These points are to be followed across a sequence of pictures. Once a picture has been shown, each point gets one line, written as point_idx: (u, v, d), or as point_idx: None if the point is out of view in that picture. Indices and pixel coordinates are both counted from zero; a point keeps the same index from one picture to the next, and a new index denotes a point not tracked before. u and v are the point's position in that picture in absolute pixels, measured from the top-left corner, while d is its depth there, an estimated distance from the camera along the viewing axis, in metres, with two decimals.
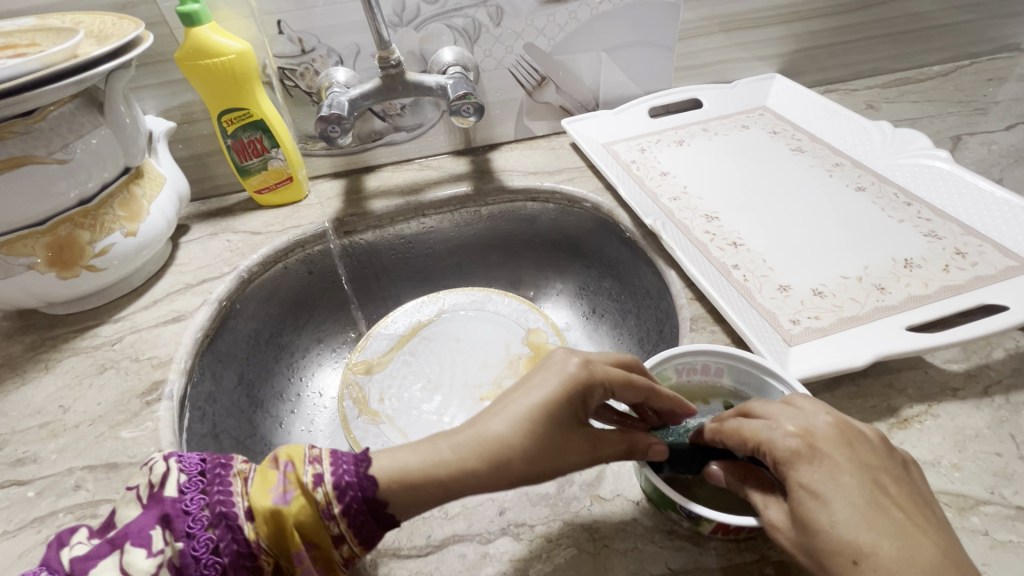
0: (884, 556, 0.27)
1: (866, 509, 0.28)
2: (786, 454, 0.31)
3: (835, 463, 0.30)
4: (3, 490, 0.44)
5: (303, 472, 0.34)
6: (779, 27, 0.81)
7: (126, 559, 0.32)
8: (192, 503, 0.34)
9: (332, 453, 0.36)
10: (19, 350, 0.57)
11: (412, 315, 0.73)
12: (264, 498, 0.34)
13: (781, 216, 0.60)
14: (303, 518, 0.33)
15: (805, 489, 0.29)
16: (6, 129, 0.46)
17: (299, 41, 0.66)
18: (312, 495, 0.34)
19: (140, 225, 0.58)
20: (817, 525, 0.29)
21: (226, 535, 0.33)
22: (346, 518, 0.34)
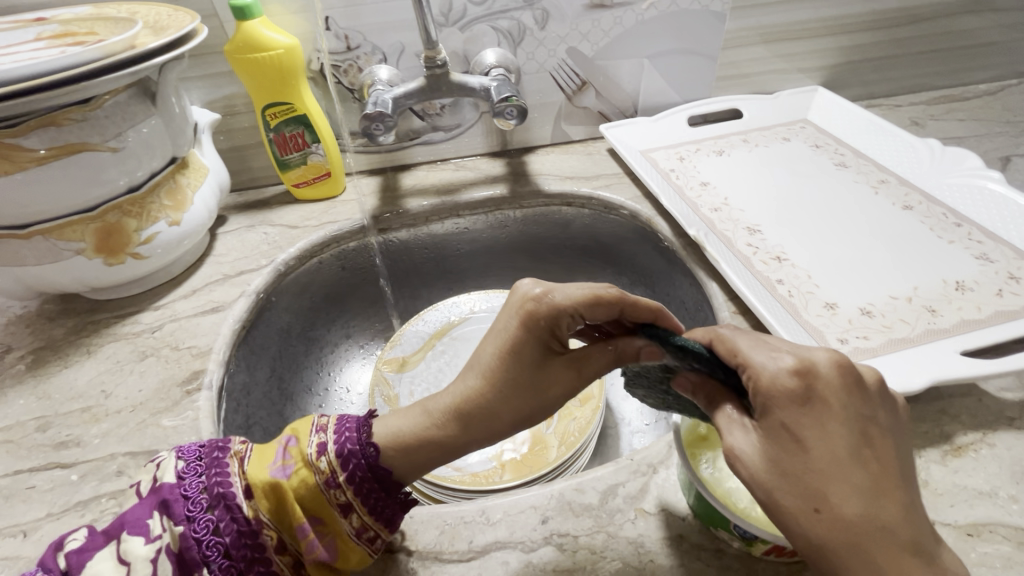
0: (849, 509, 0.26)
1: (845, 461, 0.26)
2: (774, 387, 0.28)
3: (827, 409, 0.27)
4: (46, 471, 0.45)
5: (304, 444, 0.36)
6: (825, 39, 0.80)
7: (124, 550, 0.32)
8: (189, 488, 0.35)
9: (336, 425, 0.38)
10: (61, 333, 0.58)
11: (444, 315, 0.73)
12: (263, 472, 0.35)
13: (825, 231, 0.59)
14: (304, 487, 0.35)
15: (784, 426, 0.28)
16: (64, 116, 0.47)
17: (345, 38, 0.66)
18: (313, 464, 0.36)
19: (184, 215, 0.59)
20: (789, 467, 0.27)
21: (226, 516, 0.34)
22: (350, 486, 0.36)
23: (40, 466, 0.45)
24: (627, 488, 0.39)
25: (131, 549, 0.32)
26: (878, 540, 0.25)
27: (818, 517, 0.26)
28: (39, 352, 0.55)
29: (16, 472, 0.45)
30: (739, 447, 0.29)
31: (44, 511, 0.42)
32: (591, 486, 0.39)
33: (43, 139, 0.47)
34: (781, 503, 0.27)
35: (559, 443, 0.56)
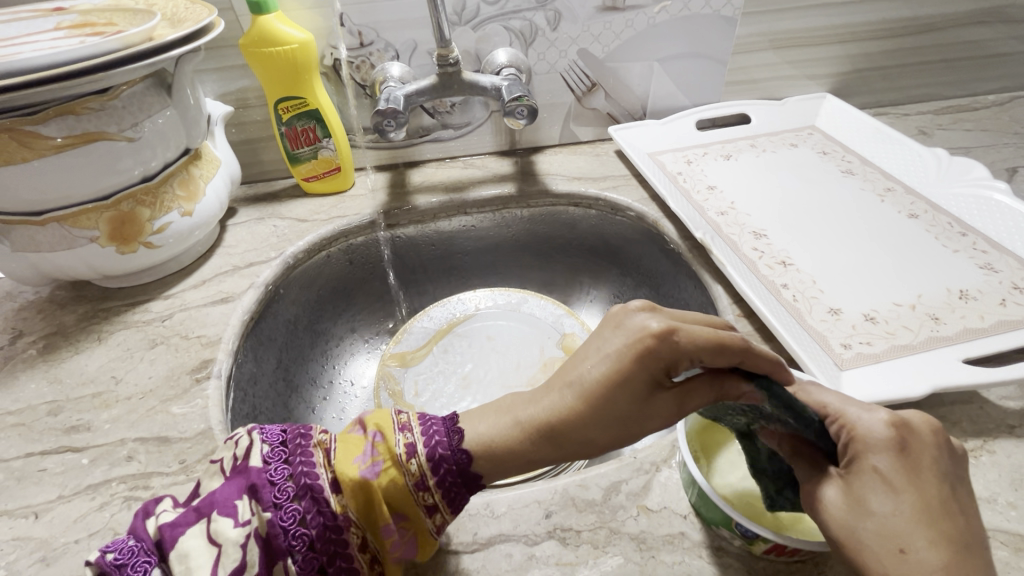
0: (934, 551, 0.28)
1: (931, 509, 0.29)
2: (868, 436, 0.32)
3: (918, 462, 0.31)
4: (57, 455, 0.45)
5: (393, 444, 0.36)
6: (834, 47, 0.80)
7: (215, 530, 0.33)
8: (276, 475, 0.35)
9: (419, 423, 0.38)
10: (73, 319, 0.58)
11: (449, 311, 0.74)
12: (352, 469, 0.35)
13: (832, 238, 0.59)
14: (395, 488, 0.35)
15: (876, 472, 0.31)
16: (82, 105, 0.48)
17: (358, 35, 0.67)
18: (404, 466, 0.36)
19: (196, 206, 0.60)
20: (876, 507, 0.30)
21: (312, 507, 0.34)
22: (440, 488, 0.36)
23: (51, 450, 0.45)
24: (630, 485, 0.40)
25: (222, 531, 0.33)
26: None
27: (906, 557, 0.28)
28: (50, 338, 0.56)
29: (28, 455, 0.45)
30: (828, 490, 0.32)
31: (55, 493, 0.42)
32: (595, 482, 0.40)
33: (60, 127, 0.47)
34: (864, 539, 0.30)
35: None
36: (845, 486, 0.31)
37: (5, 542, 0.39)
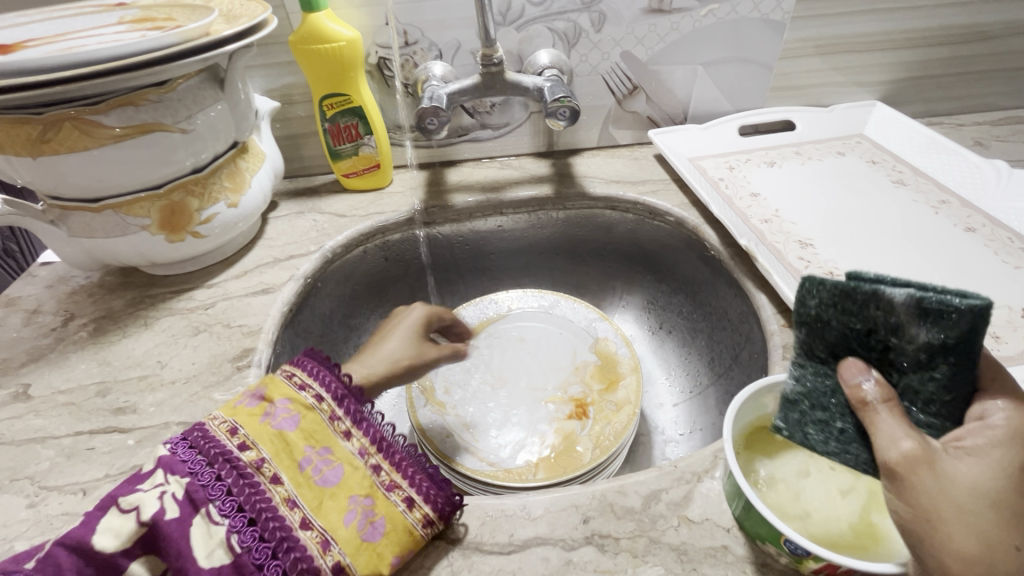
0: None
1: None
2: (1019, 433, 0.29)
3: None
4: (105, 434, 0.47)
5: (301, 397, 0.39)
6: (888, 53, 0.78)
7: (125, 502, 0.33)
8: (186, 453, 0.35)
9: (313, 377, 0.41)
10: (121, 304, 0.60)
11: (482, 310, 0.73)
12: (265, 425, 0.37)
13: (882, 250, 0.57)
14: (314, 428, 0.38)
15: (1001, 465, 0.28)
16: (141, 96, 0.49)
17: (404, 34, 0.67)
18: (317, 408, 0.39)
19: (241, 198, 0.61)
20: (986, 493, 0.27)
21: (227, 464, 0.35)
22: (350, 417, 0.40)
23: (99, 430, 0.47)
24: (670, 494, 0.39)
25: (133, 498, 0.33)
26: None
27: (1006, 550, 0.26)
28: (100, 321, 0.58)
29: (78, 433, 0.47)
30: (943, 456, 0.29)
31: (102, 472, 0.44)
32: (634, 490, 0.39)
33: (120, 118, 0.49)
34: (959, 519, 0.27)
35: (595, 448, 0.56)
36: (966, 462, 0.28)
37: (55, 517, 0.41)
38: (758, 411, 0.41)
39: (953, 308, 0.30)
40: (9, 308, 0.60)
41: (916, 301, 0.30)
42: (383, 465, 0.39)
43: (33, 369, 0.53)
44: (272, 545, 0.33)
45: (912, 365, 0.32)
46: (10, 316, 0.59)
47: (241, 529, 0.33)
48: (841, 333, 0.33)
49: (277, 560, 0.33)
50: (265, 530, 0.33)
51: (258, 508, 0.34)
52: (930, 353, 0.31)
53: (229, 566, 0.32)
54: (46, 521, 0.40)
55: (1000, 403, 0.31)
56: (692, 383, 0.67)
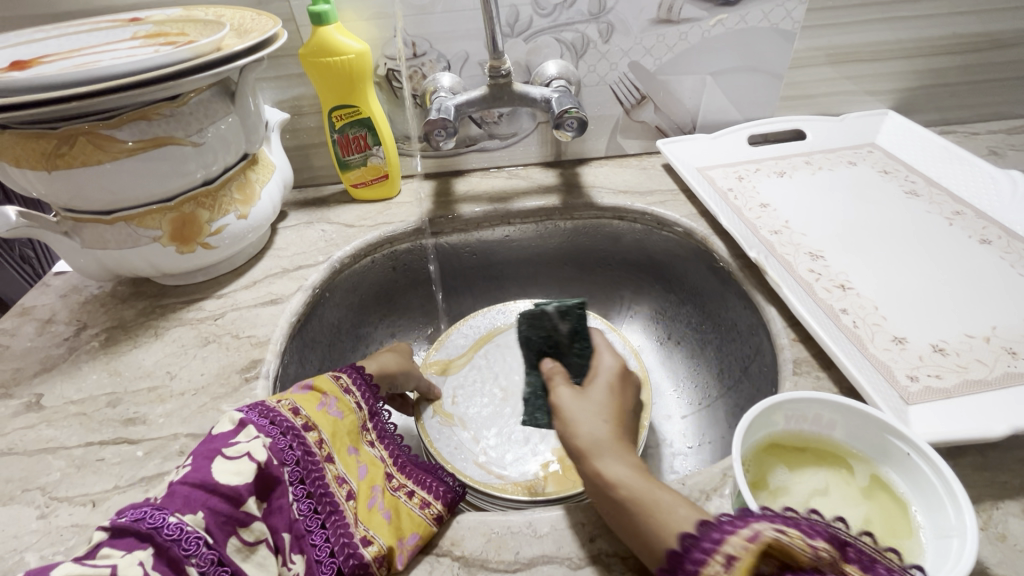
0: (611, 432, 0.39)
1: (618, 412, 0.41)
2: (616, 371, 0.45)
3: (625, 389, 0.44)
4: (115, 445, 0.47)
5: (347, 399, 0.45)
6: (901, 62, 0.77)
7: (234, 450, 0.36)
8: (266, 421, 0.39)
9: (354, 384, 0.47)
10: (132, 314, 0.61)
11: (491, 319, 0.73)
12: (322, 412, 0.43)
13: (895, 261, 0.57)
14: (351, 428, 0.45)
15: (604, 387, 0.43)
16: (154, 111, 0.50)
17: (412, 45, 0.68)
18: (356, 413, 0.46)
19: (251, 209, 0.62)
20: (592, 403, 0.41)
21: (300, 438, 0.40)
22: (376, 431, 0.47)
23: (109, 440, 0.47)
24: None
25: (242, 446, 0.36)
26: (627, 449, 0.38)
27: (601, 422, 0.39)
28: (112, 331, 0.59)
29: (88, 444, 0.47)
30: (572, 391, 0.43)
31: (111, 483, 0.44)
32: None
33: (133, 132, 0.50)
34: (578, 417, 0.40)
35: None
36: (582, 392, 0.42)
37: (65, 528, 0.41)
38: (769, 429, 0.40)
39: (574, 306, 0.49)
40: (23, 317, 0.61)
41: (560, 308, 0.49)
42: (395, 474, 0.46)
43: (46, 379, 0.54)
44: (323, 516, 0.38)
45: (569, 348, 0.49)
46: (24, 326, 0.60)
47: (301, 499, 0.38)
48: (535, 340, 0.49)
49: (327, 530, 0.38)
50: (320, 503, 0.38)
51: (317, 483, 0.39)
52: (573, 336, 0.49)
53: (290, 528, 0.36)
54: (56, 533, 0.41)
55: (609, 358, 0.46)
56: (702, 397, 0.67)
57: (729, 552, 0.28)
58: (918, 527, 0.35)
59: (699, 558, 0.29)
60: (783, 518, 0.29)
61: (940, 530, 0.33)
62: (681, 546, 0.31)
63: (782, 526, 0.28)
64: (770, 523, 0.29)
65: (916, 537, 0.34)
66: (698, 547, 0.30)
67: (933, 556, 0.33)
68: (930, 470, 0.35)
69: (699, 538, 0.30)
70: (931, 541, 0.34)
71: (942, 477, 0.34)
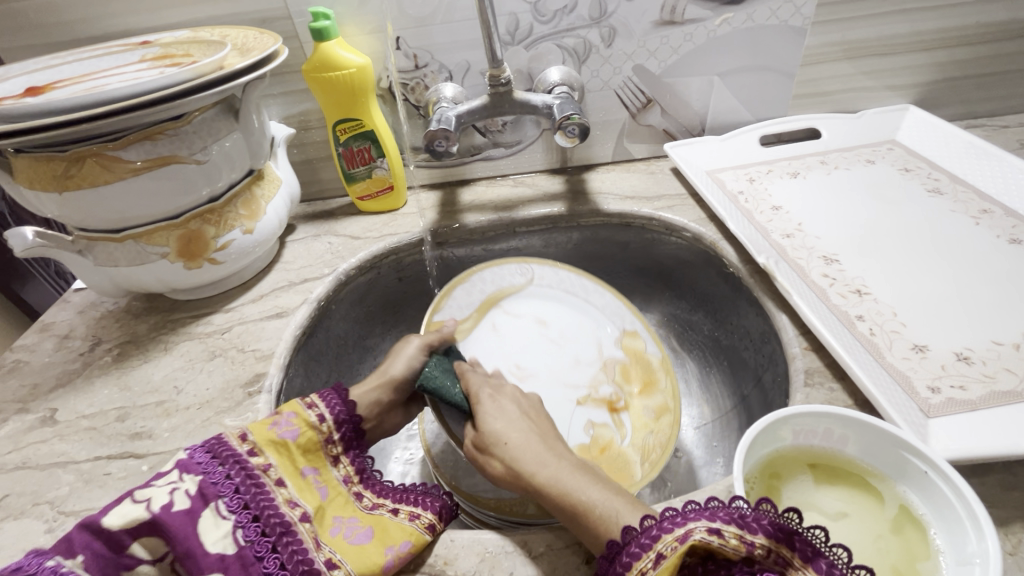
0: (532, 447, 0.44)
1: (533, 429, 0.47)
2: (511, 395, 0.52)
3: (524, 406, 0.51)
4: (122, 459, 0.48)
5: (307, 414, 0.45)
6: (921, 55, 0.73)
7: (139, 493, 0.37)
8: (200, 457, 0.40)
9: (321, 399, 0.47)
10: (145, 329, 0.62)
11: (496, 279, 0.68)
12: (272, 435, 0.43)
13: (918, 263, 0.54)
14: (312, 446, 0.44)
15: (510, 409, 0.50)
16: (159, 131, 0.51)
17: (414, 57, 0.68)
18: (317, 428, 0.45)
19: (257, 223, 0.63)
20: (501, 433, 0.47)
21: (237, 467, 0.40)
22: (343, 444, 0.47)
23: (116, 455, 0.48)
24: None
25: (150, 490, 0.37)
26: (556, 454, 0.43)
27: (524, 442, 0.45)
28: (124, 346, 0.60)
29: (96, 458, 0.48)
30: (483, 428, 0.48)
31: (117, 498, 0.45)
32: None
33: (140, 152, 0.51)
34: (501, 448, 0.45)
35: (642, 460, 0.57)
36: (492, 423, 0.48)
37: None
38: (775, 443, 0.38)
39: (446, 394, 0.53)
40: (43, 333, 0.63)
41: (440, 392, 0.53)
42: (365, 494, 0.45)
43: (60, 394, 0.55)
44: (272, 539, 0.37)
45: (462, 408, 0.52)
46: (44, 342, 0.62)
47: (245, 524, 0.37)
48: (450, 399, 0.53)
49: (278, 553, 0.37)
50: (268, 525, 0.38)
51: (261, 505, 0.39)
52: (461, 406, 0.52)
53: (233, 556, 0.36)
54: None
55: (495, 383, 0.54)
56: (716, 408, 0.65)
57: (660, 550, 0.31)
58: (936, 550, 0.33)
59: (634, 551, 0.32)
60: (728, 513, 0.31)
61: (961, 557, 0.31)
62: (623, 538, 0.33)
63: (719, 524, 0.31)
64: (705, 522, 0.31)
65: (934, 560, 0.32)
66: (636, 541, 0.32)
67: None
68: (951, 492, 0.33)
69: (640, 532, 0.32)
70: (951, 567, 0.31)
71: (963, 499, 0.32)
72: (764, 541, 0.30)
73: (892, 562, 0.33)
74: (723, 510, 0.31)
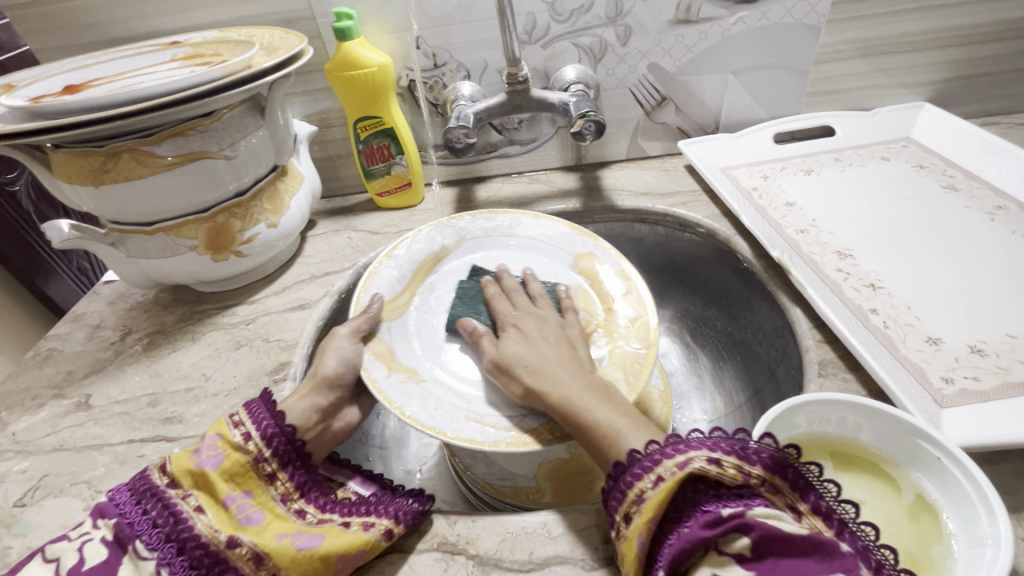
0: (556, 374, 0.42)
1: (558, 353, 0.45)
2: (538, 317, 0.49)
3: (551, 328, 0.48)
4: (154, 442, 0.50)
5: (229, 435, 0.41)
6: (935, 52, 0.73)
7: (51, 551, 0.36)
8: (117, 497, 0.38)
9: (248, 416, 0.43)
10: (172, 319, 0.64)
11: (427, 243, 0.61)
12: (190, 464, 0.39)
13: (932, 257, 0.54)
14: (237, 468, 0.40)
15: (535, 333, 0.47)
16: (190, 127, 0.53)
17: (433, 56, 0.70)
18: (242, 448, 0.41)
19: (280, 218, 0.65)
20: (522, 355, 0.45)
21: (154, 504, 0.37)
22: (277, 459, 0.42)
23: (148, 438, 0.50)
24: None
25: (62, 547, 0.36)
26: (578, 381, 0.42)
27: (548, 368, 0.43)
28: (153, 336, 0.62)
29: (130, 441, 0.50)
30: (503, 349, 0.47)
31: None
32: None
33: (172, 147, 0.53)
34: (521, 371, 0.44)
35: (626, 375, 0.47)
36: (515, 346, 0.46)
37: None
38: (789, 431, 0.39)
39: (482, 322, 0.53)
40: (75, 323, 0.66)
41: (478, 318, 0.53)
42: (308, 510, 0.41)
43: (94, 381, 0.57)
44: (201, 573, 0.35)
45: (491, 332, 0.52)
46: (76, 331, 0.64)
47: (169, 561, 0.35)
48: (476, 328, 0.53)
49: None
50: (193, 559, 0.36)
51: (182, 538, 0.36)
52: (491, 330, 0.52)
53: None
54: None
55: (523, 305, 0.51)
56: (728, 402, 0.66)
57: (661, 473, 0.32)
58: (948, 533, 0.33)
59: (635, 472, 0.33)
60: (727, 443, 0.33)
61: (973, 539, 0.32)
62: (627, 459, 0.34)
63: (720, 455, 0.32)
64: (706, 454, 0.32)
65: (947, 543, 0.33)
66: (640, 463, 0.34)
67: (965, 565, 0.31)
68: (963, 476, 0.33)
69: (644, 452, 0.34)
70: (963, 550, 0.32)
71: (976, 483, 0.33)
72: (760, 473, 0.31)
73: (906, 547, 0.34)
74: (726, 443, 0.33)
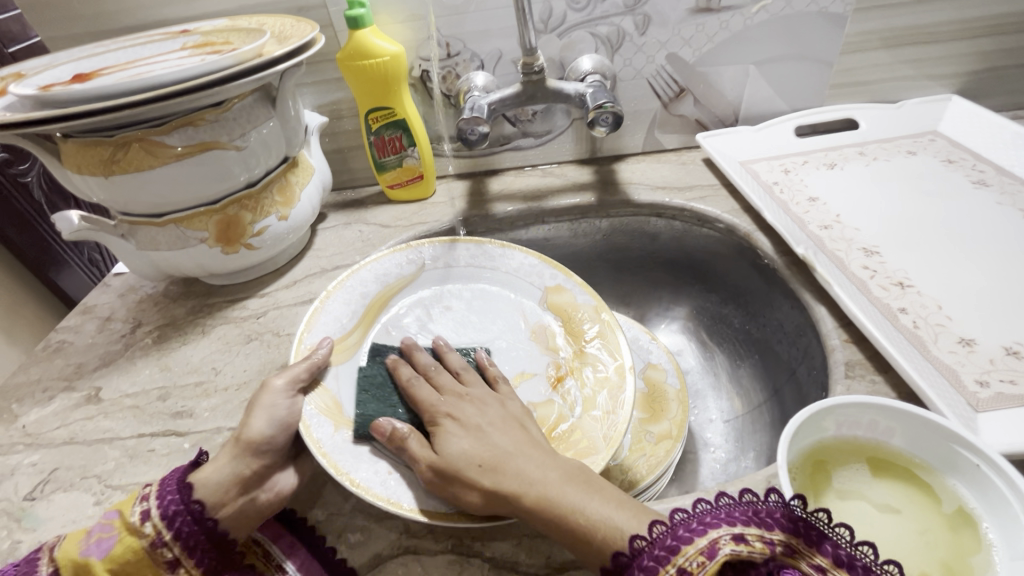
0: (521, 465, 0.38)
1: (514, 440, 0.40)
2: (473, 403, 0.44)
3: (490, 412, 0.43)
4: (163, 437, 0.49)
5: (127, 515, 0.37)
6: (965, 43, 0.71)
7: None
8: None
9: (157, 493, 0.38)
10: (182, 312, 0.64)
11: (380, 277, 0.58)
12: (76, 552, 0.36)
13: (962, 256, 0.52)
14: (129, 556, 0.36)
15: (476, 423, 0.42)
16: (200, 117, 0.51)
17: (446, 45, 0.68)
18: (138, 531, 0.36)
19: (291, 210, 0.64)
20: (472, 452, 0.39)
21: None
22: (180, 543, 0.36)
23: (158, 432, 0.50)
24: None
25: None
26: (547, 467, 0.38)
27: (508, 460, 0.38)
28: (164, 328, 0.62)
29: (140, 436, 0.49)
30: (445, 446, 0.40)
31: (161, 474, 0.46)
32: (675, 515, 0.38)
33: (182, 137, 0.51)
34: (475, 472, 0.38)
35: (603, 430, 0.47)
36: (457, 441, 0.40)
37: None
38: (816, 434, 0.38)
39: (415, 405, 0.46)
40: (86, 315, 0.65)
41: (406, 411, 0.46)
42: None
43: (104, 373, 0.57)
44: None
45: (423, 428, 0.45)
46: (86, 323, 0.64)
47: None
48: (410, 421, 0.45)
49: None
50: None
51: None
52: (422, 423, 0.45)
53: None
54: None
55: (456, 390, 0.46)
56: (746, 402, 0.65)
57: (682, 564, 0.30)
58: (987, 544, 0.32)
59: (649, 565, 0.31)
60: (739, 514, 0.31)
61: (1016, 552, 0.30)
62: (631, 549, 0.32)
63: (741, 529, 0.31)
64: (726, 530, 0.31)
65: (985, 554, 0.32)
66: (649, 553, 0.31)
67: None
68: (1004, 485, 0.32)
69: (651, 541, 0.32)
70: (1004, 563, 0.31)
71: (1017, 492, 0.31)
72: (784, 538, 0.30)
73: (942, 558, 0.32)
74: (737, 510, 0.32)
